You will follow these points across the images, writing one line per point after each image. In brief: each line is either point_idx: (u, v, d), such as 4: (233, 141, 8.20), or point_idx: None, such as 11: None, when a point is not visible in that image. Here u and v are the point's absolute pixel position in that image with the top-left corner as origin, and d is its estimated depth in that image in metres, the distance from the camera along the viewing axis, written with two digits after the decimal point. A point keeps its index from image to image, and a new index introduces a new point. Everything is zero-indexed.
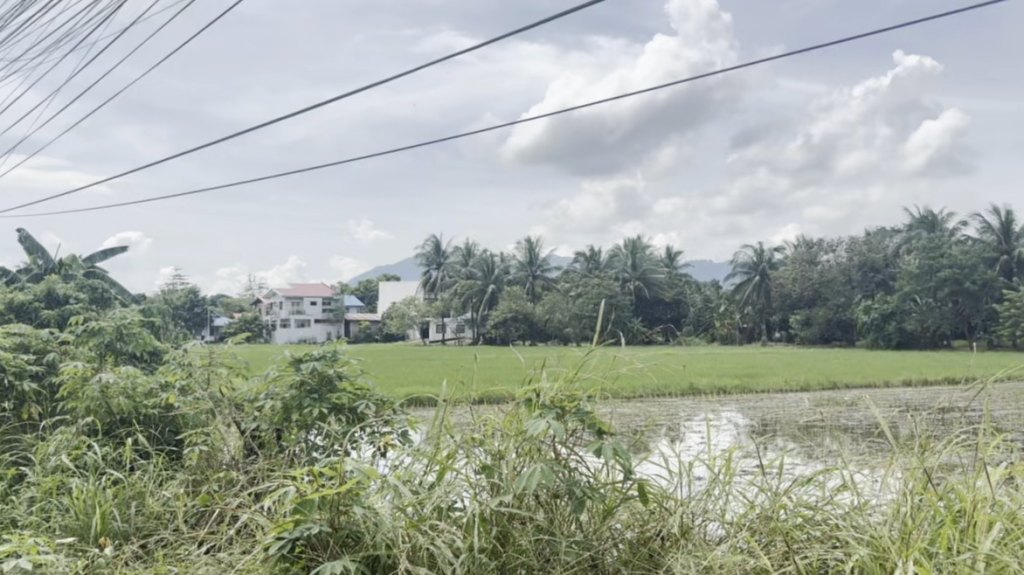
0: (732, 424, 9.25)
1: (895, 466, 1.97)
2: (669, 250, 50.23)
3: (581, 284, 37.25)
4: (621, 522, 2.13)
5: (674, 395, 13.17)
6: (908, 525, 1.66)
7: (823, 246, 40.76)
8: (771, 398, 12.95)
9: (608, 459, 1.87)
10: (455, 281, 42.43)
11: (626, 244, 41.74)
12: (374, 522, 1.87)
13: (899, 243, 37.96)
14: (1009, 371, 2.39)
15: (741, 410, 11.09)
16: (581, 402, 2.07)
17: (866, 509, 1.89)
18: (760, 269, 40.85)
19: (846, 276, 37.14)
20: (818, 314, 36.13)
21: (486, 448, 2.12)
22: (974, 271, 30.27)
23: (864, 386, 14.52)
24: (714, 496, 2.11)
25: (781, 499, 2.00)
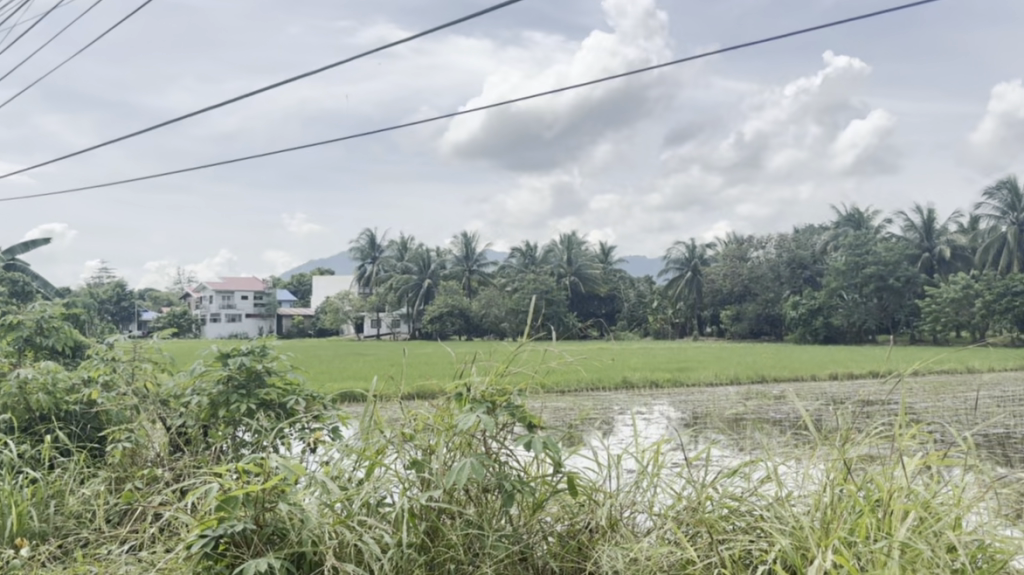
0: (664, 418, 9.38)
1: (817, 456, 2.03)
2: (603, 245, 50.57)
3: (517, 279, 37.36)
4: (551, 515, 2.14)
5: (609, 389, 13.34)
6: (822, 514, 1.71)
7: (752, 242, 41.39)
8: (702, 391, 13.19)
9: (538, 451, 1.88)
10: (390, 275, 42.13)
11: (561, 240, 41.72)
12: (301, 517, 1.84)
13: (826, 240, 38.84)
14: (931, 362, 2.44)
15: (672, 404, 11.27)
16: (511, 396, 2.07)
17: (789, 501, 1.92)
18: (693, 265, 41.59)
19: (775, 272, 37.65)
20: (747, 310, 36.82)
21: (417, 442, 2.11)
22: (898, 268, 31.41)
23: (791, 379, 14.89)
24: (643, 489, 2.14)
25: (707, 491, 2.04)
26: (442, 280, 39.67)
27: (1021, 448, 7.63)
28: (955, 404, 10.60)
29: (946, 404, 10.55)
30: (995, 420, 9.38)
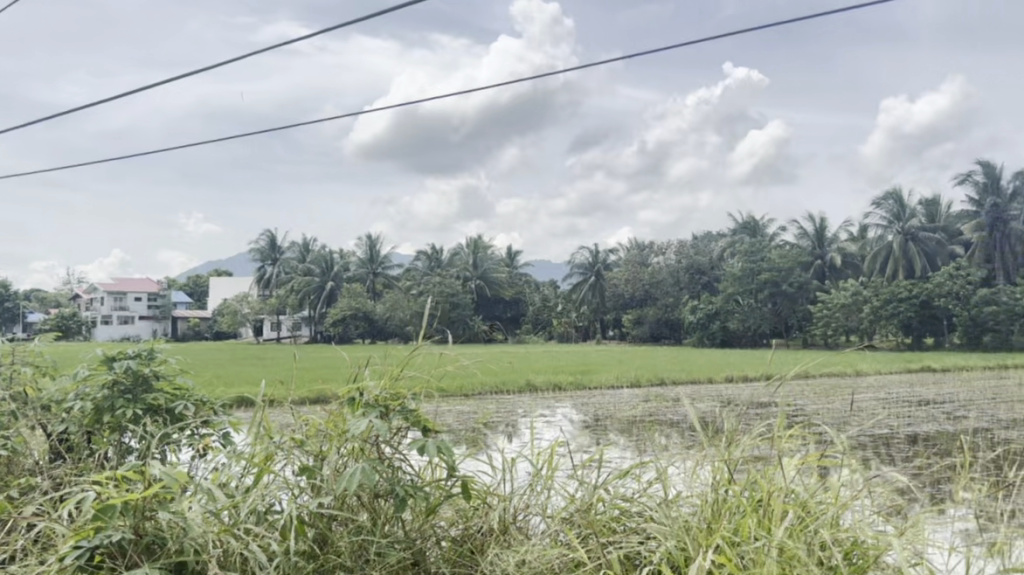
0: (566, 420, 9.50)
1: (703, 457, 2.09)
2: (508, 250, 50.78)
3: (423, 282, 37.24)
4: (444, 519, 2.14)
5: (512, 393, 13.40)
6: (704, 515, 1.76)
7: (653, 248, 42.19)
8: (603, 394, 13.35)
9: (432, 455, 1.87)
10: (292, 277, 41.46)
11: (467, 243, 41.63)
12: (182, 524, 1.79)
13: (723, 247, 39.92)
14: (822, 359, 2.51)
15: (574, 406, 11.39)
16: (405, 400, 2.04)
17: (676, 502, 1.96)
18: (596, 269, 42.59)
19: (675, 278, 38.43)
20: (648, 314, 37.61)
21: (307, 449, 2.08)
22: (790, 274, 32.46)
23: (689, 382, 15.19)
24: (536, 491, 2.14)
25: (597, 493, 2.07)
26: (345, 282, 39.20)
27: (904, 448, 8.00)
28: (842, 406, 11.04)
29: (834, 407, 10.97)
30: (878, 421, 9.84)
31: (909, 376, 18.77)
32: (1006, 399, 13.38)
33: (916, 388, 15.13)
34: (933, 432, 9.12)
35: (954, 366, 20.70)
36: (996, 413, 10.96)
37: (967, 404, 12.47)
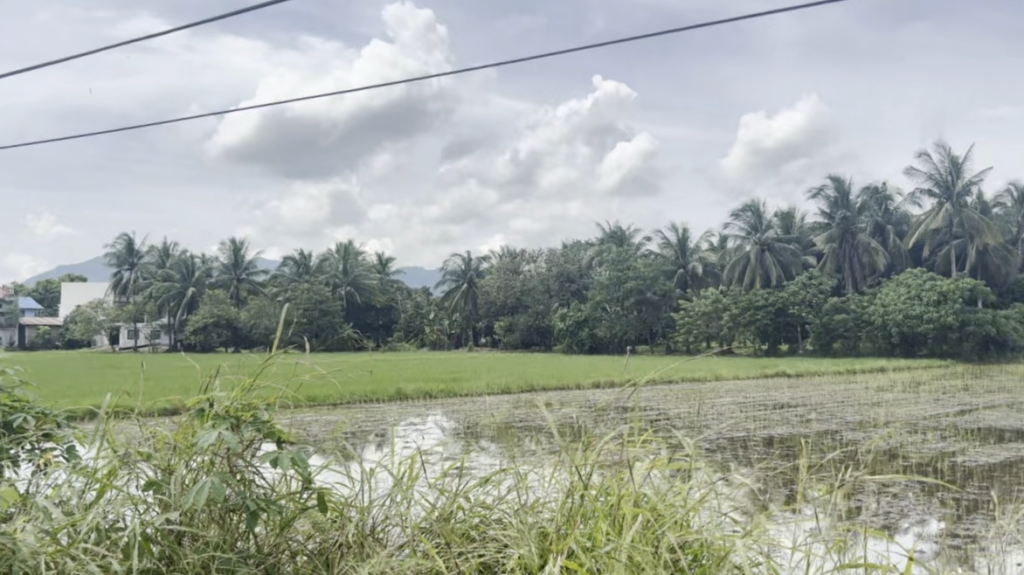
0: (436, 428, 9.47)
1: (560, 463, 2.13)
2: (379, 256, 50.33)
3: (289, 289, 36.51)
4: (300, 533, 2.09)
5: (382, 401, 13.31)
6: (552, 524, 1.79)
7: (525, 256, 42.39)
8: (474, 401, 13.38)
9: (286, 468, 1.82)
10: (150, 282, 39.85)
11: (338, 249, 40.88)
12: (12, 550, 1.69)
13: (592, 255, 40.66)
14: (680, 356, 2.55)
15: (446, 414, 11.39)
16: (257, 411, 1.99)
17: (537, 508, 1.97)
18: (468, 276, 43.28)
19: (545, 286, 38.88)
20: (519, 321, 38.02)
21: (153, 462, 1.99)
22: (654, 283, 33.73)
23: (558, 389, 15.40)
24: (395, 503, 2.09)
25: (458, 500, 2.06)
26: (207, 288, 37.93)
27: (759, 450, 8.36)
28: (704, 411, 11.45)
29: (696, 411, 11.36)
30: (736, 425, 10.25)
31: (765, 381, 19.64)
32: (854, 402, 14.15)
33: (771, 392, 15.84)
34: (786, 434, 9.56)
35: (806, 371, 21.76)
36: (842, 415, 11.61)
37: (817, 407, 13.11)
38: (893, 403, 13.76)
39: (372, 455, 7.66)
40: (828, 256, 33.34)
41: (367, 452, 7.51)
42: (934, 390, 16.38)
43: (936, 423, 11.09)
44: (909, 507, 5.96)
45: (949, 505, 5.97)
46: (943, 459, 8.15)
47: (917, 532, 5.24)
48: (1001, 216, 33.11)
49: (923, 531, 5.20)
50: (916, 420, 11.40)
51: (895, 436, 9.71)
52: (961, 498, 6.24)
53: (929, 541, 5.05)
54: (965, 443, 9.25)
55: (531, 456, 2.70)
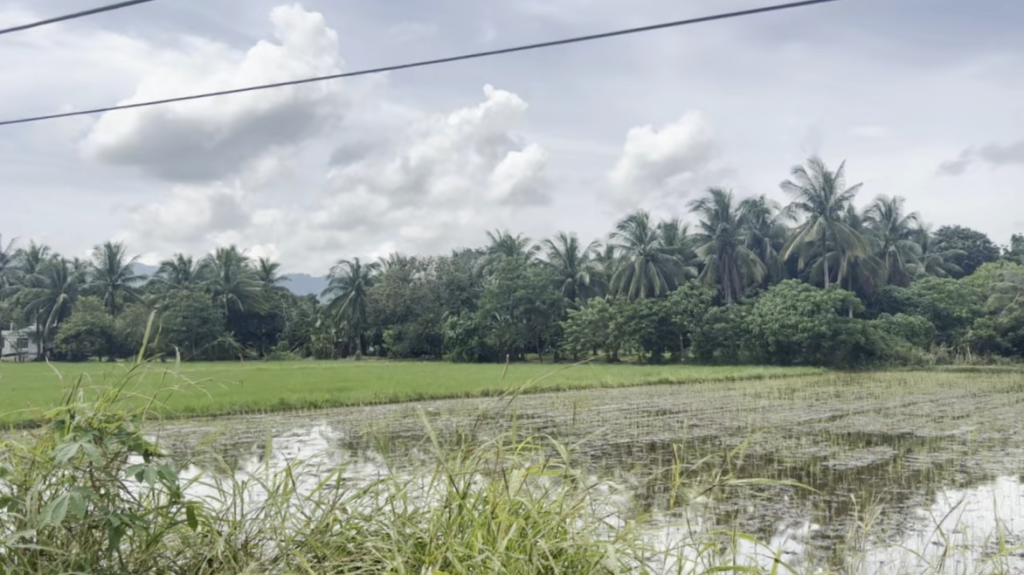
0: (321, 439, 9.30)
1: (439, 473, 2.12)
2: (264, 262, 49.12)
3: (168, 295, 35.30)
4: (169, 549, 2.02)
5: (265, 411, 13.02)
6: (425, 537, 1.78)
7: (414, 263, 41.67)
8: (360, 411, 13.19)
9: (153, 482, 1.75)
10: (18, 288, 37.89)
11: (220, 254, 39.56)
12: None
13: (482, 264, 40.66)
14: (557, 369, 2.57)
15: (331, 424, 11.21)
16: (124, 422, 1.91)
17: (414, 518, 1.95)
18: (357, 284, 41.59)
19: (435, 293, 38.58)
20: (408, 330, 37.78)
21: (8, 478, 1.88)
22: (543, 291, 33.49)
23: (446, 397, 15.35)
24: (271, 514, 2.04)
25: (334, 513, 2.03)
26: (81, 294, 36.32)
27: (641, 456, 8.56)
28: (590, 418, 11.60)
29: (582, 418, 11.55)
30: (620, 432, 10.45)
31: (649, 388, 20.02)
32: (732, 408, 14.58)
33: (653, 399, 16.19)
34: (667, 440, 9.78)
35: (688, 378, 22.36)
36: (721, 421, 11.96)
37: (698, 413, 13.44)
38: (770, 410, 14.25)
39: (254, 467, 7.40)
40: (709, 267, 34.33)
41: (248, 466, 7.27)
42: (807, 397, 17.04)
43: (809, 428, 11.55)
44: (784, 511, 6.17)
45: (821, 508, 6.22)
46: (816, 463, 8.47)
47: (791, 535, 5.42)
48: (870, 231, 34.83)
49: (795, 533, 5.42)
50: (792, 426, 11.84)
51: (771, 442, 10.06)
52: (832, 501, 6.50)
53: (800, 542, 5.23)
54: (835, 447, 9.67)
55: (413, 467, 2.68)
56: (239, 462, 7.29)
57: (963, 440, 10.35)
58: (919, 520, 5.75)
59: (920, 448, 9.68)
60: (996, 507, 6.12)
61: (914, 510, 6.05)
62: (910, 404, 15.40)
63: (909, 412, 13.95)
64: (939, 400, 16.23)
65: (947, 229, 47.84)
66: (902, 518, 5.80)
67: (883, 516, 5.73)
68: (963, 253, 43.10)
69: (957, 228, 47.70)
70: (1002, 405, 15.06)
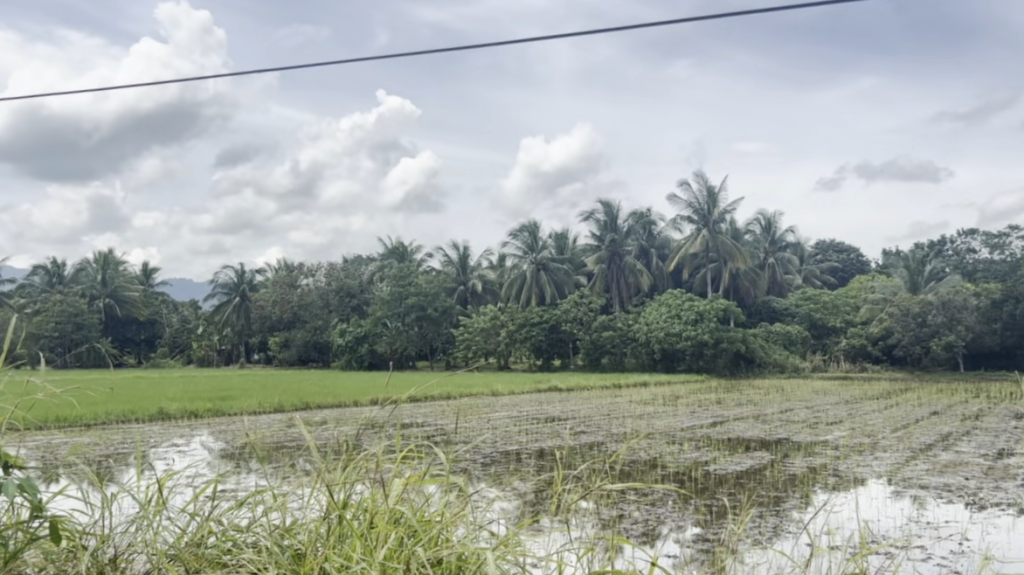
0: (202, 449, 9.03)
1: (318, 484, 2.09)
2: (145, 267, 47.45)
3: (41, 299, 33.72)
4: (29, 567, 1.92)
5: (141, 420, 12.55)
6: (305, 547, 1.76)
7: (302, 269, 40.90)
8: (244, 421, 12.86)
9: (14, 494, 1.66)
10: None
11: (96, 258, 38.05)
12: None
13: (372, 270, 40.17)
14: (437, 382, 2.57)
15: (213, 434, 10.89)
16: None
17: (292, 529, 1.92)
18: (241, 289, 40.52)
19: (324, 300, 37.96)
20: (295, 337, 37.11)
21: None
22: (435, 299, 33.43)
23: (334, 407, 15.12)
24: (142, 529, 1.97)
25: (210, 525, 1.97)
26: None
27: (529, 462, 8.62)
28: (478, 426, 11.63)
29: (471, 426, 11.55)
30: (510, 439, 10.49)
31: (539, 395, 20.20)
32: (619, 415, 14.81)
33: (542, 406, 16.30)
34: (555, 446, 9.87)
35: (576, 385, 22.60)
36: (609, 428, 12.16)
37: (586, 420, 13.60)
38: (655, 416, 14.57)
39: (129, 481, 7.13)
40: (598, 276, 34.90)
41: (121, 476, 6.99)
42: (691, 404, 17.46)
43: (691, 434, 11.87)
44: (666, 515, 6.31)
45: (702, 512, 6.39)
46: (698, 468, 8.70)
47: (674, 539, 5.53)
48: (751, 243, 36.10)
49: (678, 537, 5.55)
50: (676, 432, 12.12)
51: (654, 447, 10.29)
52: (712, 505, 6.68)
53: (681, 546, 5.36)
54: (716, 453, 9.96)
55: (294, 475, 2.65)
56: (113, 474, 7.00)
57: (835, 445, 10.82)
58: (793, 522, 5.98)
59: (795, 453, 10.07)
60: (862, 508, 6.44)
61: (789, 513, 6.29)
62: (788, 410, 15.98)
63: (786, 418, 14.50)
64: (815, 406, 16.92)
65: (823, 243, 49.97)
66: (777, 521, 6.01)
67: (760, 520, 5.92)
68: (837, 265, 45.10)
69: (832, 242, 49.87)
70: (872, 411, 15.81)
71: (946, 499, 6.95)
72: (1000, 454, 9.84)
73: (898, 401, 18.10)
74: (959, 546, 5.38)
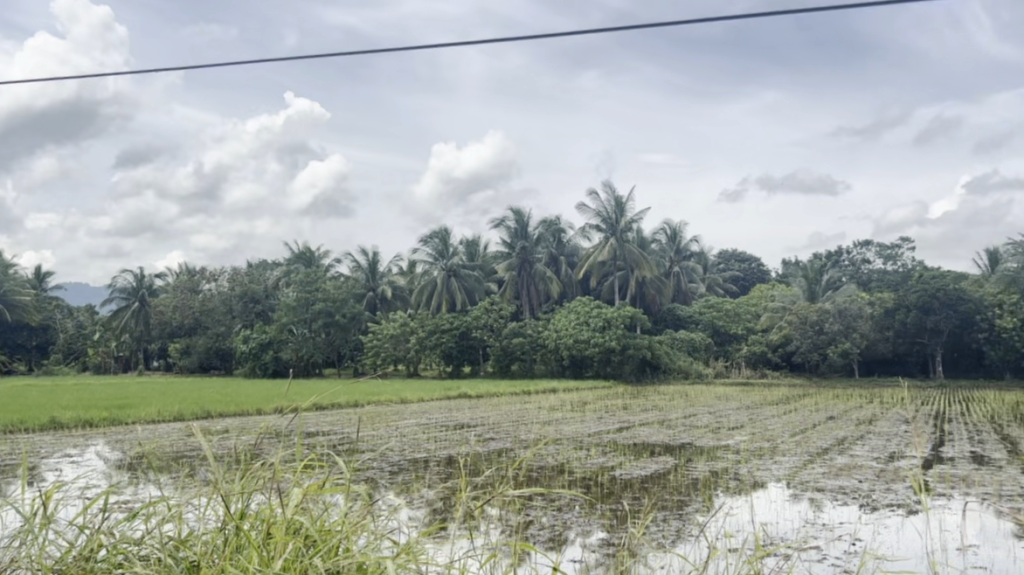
0: (98, 459, 8.73)
1: (218, 495, 2.04)
2: (37, 271, 45.62)
3: None
4: None
5: (30, 431, 12.04)
6: (199, 559, 1.72)
7: (205, 274, 39.94)
8: (142, 430, 12.47)
9: None
10: None
11: None
12: None
13: (278, 275, 39.43)
14: (335, 395, 2.54)
15: (109, 443, 10.52)
16: None
17: (188, 541, 1.87)
18: (140, 294, 39.34)
19: (227, 306, 36.48)
20: (197, 343, 36.16)
21: None
22: (343, 306, 33.07)
23: (237, 415, 14.80)
24: (26, 544, 1.88)
25: (100, 538, 1.90)
26: None
27: (438, 469, 8.57)
28: (385, 434, 11.52)
29: (380, 434, 11.45)
30: (419, 446, 10.44)
31: (448, 402, 20.17)
32: (527, 421, 14.89)
33: (451, 413, 16.25)
34: (463, 453, 9.85)
35: (486, 392, 22.59)
36: (517, 434, 12.22)
37: (494, 426, 13.64)
38: (562, 422, 14.71)
39: (16, 493, 6.84)
40: (508, 283, 35.04)
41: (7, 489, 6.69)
42: (598, 410, 17.65)
43: (597, 439, 12.03)
44: (572, 520, 6.37)
45: (607, 517, 6.45)
46: (604, 473, 8.82)
47: (580, 544, 5.58)
48: (657, 251, 36.77)
49: (585, 542, 5.58)
50: (582, 437, 12.27)
51: (560, 453, 10.38)
52: (617, 509, 6.76)
53: (585, 551, 5.41)
54: (621, 457, 10.10)
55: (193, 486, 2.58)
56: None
57: (736, 449, 11.10)
58: (696, 526, 6.11)
59: (699, 457, 10.29)
60: (760, 512, 6.61)
61: (692, 516, 6.42)
62: (691, 415, 16.32)
63: (690, 423, 14.79)
64: (717, 412, 17.31)
65: (725, 252, 51.23)
66: (679, 524, 6.13)
67: (665, 524, 6.03)
68: (739, 273, 46.28)
69: (734, 251, 51.16)
70: (771, 416, 16.29)
71: (841, 501, 7.21)
72: (891, 457, 10.25)
73: (795, 406, 18.72)
74: (851, 545, 5.59)
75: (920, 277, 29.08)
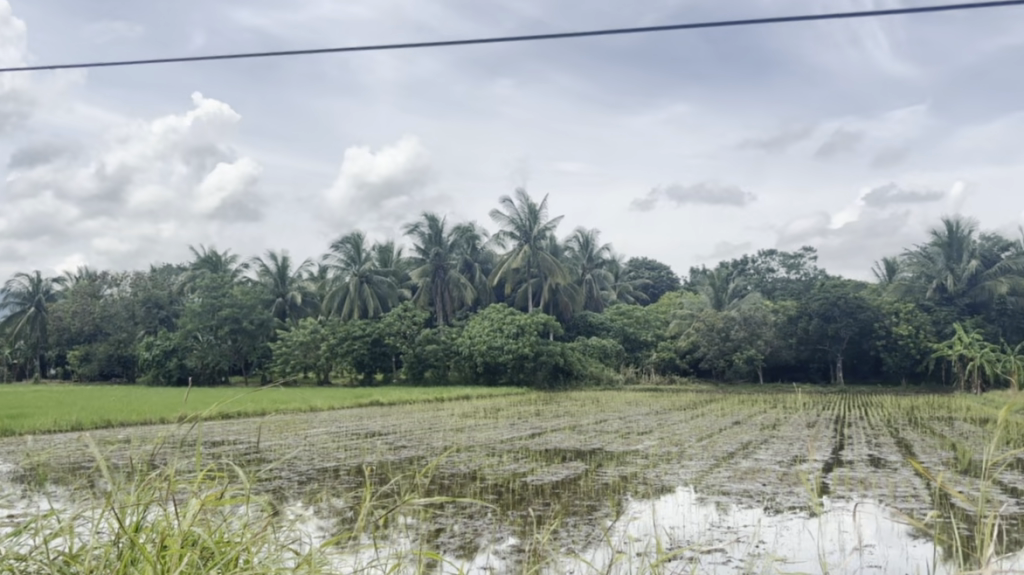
0: None
1: (113, 506, 1.97)
2: None
3: None
4: None
5: None
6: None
7: (106, 279, 38.65)
8: (37, 440, 11.97)
9: None
10: None
11: None
12: None
13: (183, 280, 38.39)
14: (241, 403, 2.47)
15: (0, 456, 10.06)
16: None
17: (80, 554, 1.80)
18: (37, 299, 37.86)
19: (129, 312, 35.84)
20: (96, 350, 34.80)
21: None
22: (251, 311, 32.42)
23: (139, 424, 14.33)
24: None
25: None
26: None
27: (348, 479, 8.43)
28: (292, 443, 11.32)
29: (288, 443, 11.22)
30: (328, 455, 10.28)
31: (360, 410, 19.92)
32: (440, 428, 14.82)
33: (362, 421, 16.05)
34: (374, 462, 9.73)
35: (398, 400, 22.40)
36: (428, 441, 12.16)
37: (406, 434, 13.52)
38: (473, 429, 14.70)
39: None
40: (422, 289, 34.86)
41: None
42: (510, 416, 17.73)
43: (509, 446, 12.05)
44: (483, 527, 6.36)
45: (518, 523, 6.47)
46: (516, 479, 8.84)
47: (490, 551, 5.58)
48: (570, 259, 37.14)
49: (496, 549, 5.57)
50: (495, 444, 12.28)
51: (472, 460, 10.36)
52: (528, 515, 6.78)
53: (496, 557, 5.41)
54: (533, 463, 10.15)
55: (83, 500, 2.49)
56: None
57: (645, 454, 11.28)
58: (604, 530, 6.18)
59: (609, 462, 10.41)
60: (667, 516, 6.71)
61: (601, 521, 6.48)
62: (602, 421, 16.53)
63: (600, 428, 14.97)
64: (626, 417, 17.56)
65: (636, 260, 52.11)
66: (589, 530, 6.19)
67: (575, 529, 6.07)
68: (648, 282, 47.11)
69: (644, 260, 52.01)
70: (679, 421, 16.63)
71: (745, 503, 7.39)
72: (793, 460, 10.57)
73: (703, 412, 19.14)
74: (754, 547, 5.73)
75: (822, 286, 30.10)
